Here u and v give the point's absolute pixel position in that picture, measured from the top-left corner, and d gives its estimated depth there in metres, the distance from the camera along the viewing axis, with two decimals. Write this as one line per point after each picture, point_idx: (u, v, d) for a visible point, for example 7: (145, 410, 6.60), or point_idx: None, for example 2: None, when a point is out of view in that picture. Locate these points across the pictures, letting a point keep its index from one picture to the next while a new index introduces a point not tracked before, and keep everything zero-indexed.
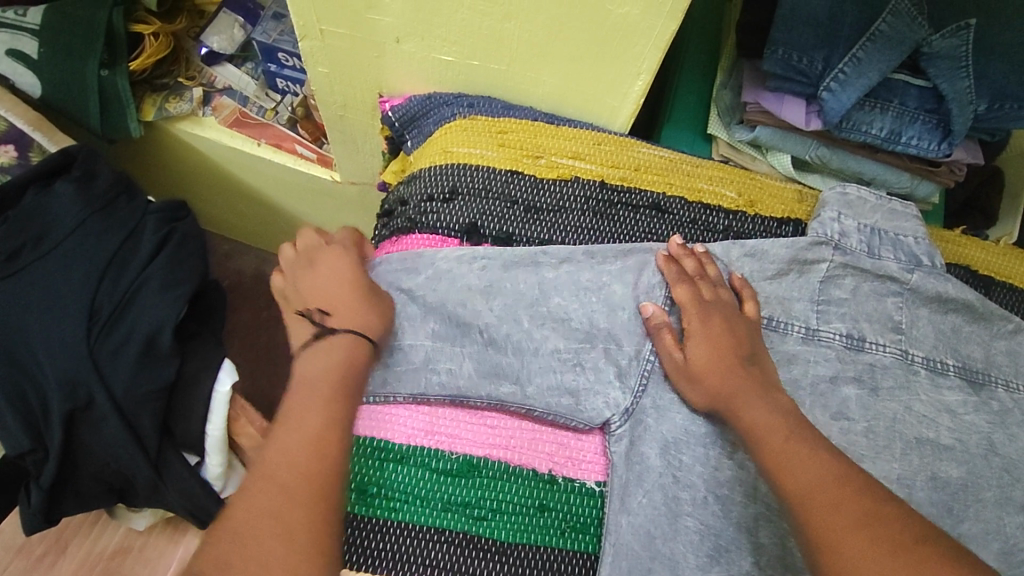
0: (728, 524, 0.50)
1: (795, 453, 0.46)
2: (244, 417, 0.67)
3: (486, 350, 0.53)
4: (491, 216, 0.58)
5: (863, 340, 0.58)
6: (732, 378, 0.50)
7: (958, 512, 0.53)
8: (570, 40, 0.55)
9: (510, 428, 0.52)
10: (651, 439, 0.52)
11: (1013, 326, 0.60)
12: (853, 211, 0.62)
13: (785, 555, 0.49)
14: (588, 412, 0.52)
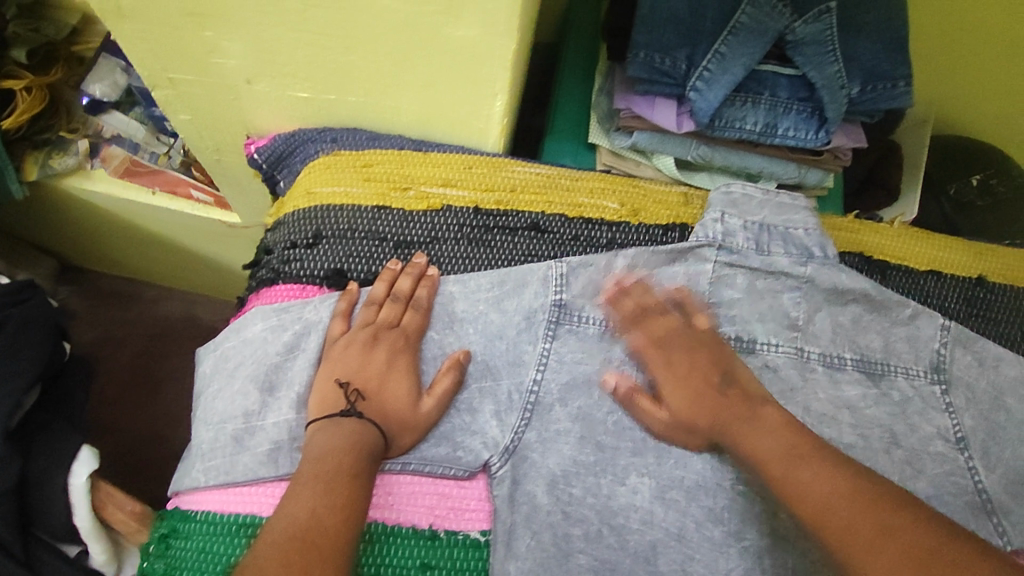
0: (624, 555, 0.49)
1: (795, 479, 0.45)
2: (109, 505, 0.56)
3: None
4: (358, 258, 0.55)
5: (754, 342, 0.56)
6: (710, 411, 0.51)
7: None
8: (416, 67, 0.52)
9: (388, 483, 0.49)
10: (539, 475, 0.50)
11: (911, 312, 0.58)
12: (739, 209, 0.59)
13: None
14: (466, 456, 0.50)
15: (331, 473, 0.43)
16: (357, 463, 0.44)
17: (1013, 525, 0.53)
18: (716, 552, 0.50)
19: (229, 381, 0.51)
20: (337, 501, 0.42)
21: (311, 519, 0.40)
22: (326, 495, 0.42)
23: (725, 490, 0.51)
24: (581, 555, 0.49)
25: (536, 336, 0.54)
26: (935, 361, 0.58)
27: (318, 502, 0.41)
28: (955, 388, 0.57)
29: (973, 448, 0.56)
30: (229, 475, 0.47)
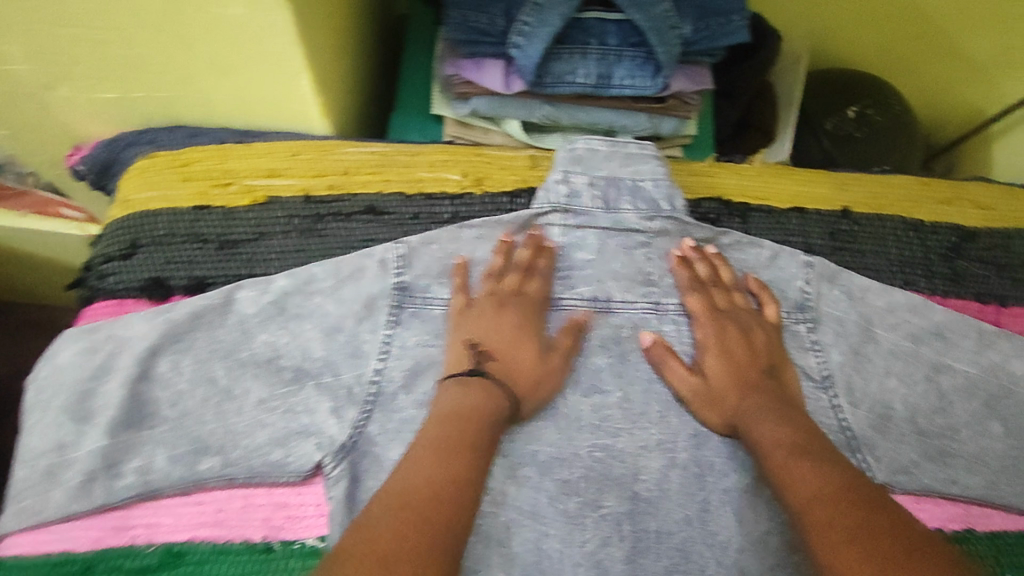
0: (475, 541, 0.47)
1: (795, 467, 0.43)
2: None
3: (182, 423, 0.47)
4: (180, 263, 0.52)
5: (608, 301, 0.54)
6: (747, 391, 0.50)
7: (721, 467, 0.51)
8: (203, 49, 0.48)
9: (218, 501, 0.47)
10: (383, 469, 0.48)
11: (767, 253, 0.57)
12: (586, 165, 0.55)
13: (541, 559, 0.47)
14: (296, 461, 0.47)
15: (431, 458, 0.41)
16: (483, 421, 0.45)
17: (879, 460, 0.53)
18: (572, 526, 0.48)
19: (40, 413, 0.47)
20: (467, 450, 0.42)
21: (393, 507, 0.37)
22: (443, 463, 0.41)
23: (581, 461, 0.50)
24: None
25: (378, 324, 0.51)
26: (801, 302, 0.56)
27: (468, 458, 0.42)
28: (822, 324, 0.56)
29: (839, 385, 0.54)
30: (37, 513, 0.45)
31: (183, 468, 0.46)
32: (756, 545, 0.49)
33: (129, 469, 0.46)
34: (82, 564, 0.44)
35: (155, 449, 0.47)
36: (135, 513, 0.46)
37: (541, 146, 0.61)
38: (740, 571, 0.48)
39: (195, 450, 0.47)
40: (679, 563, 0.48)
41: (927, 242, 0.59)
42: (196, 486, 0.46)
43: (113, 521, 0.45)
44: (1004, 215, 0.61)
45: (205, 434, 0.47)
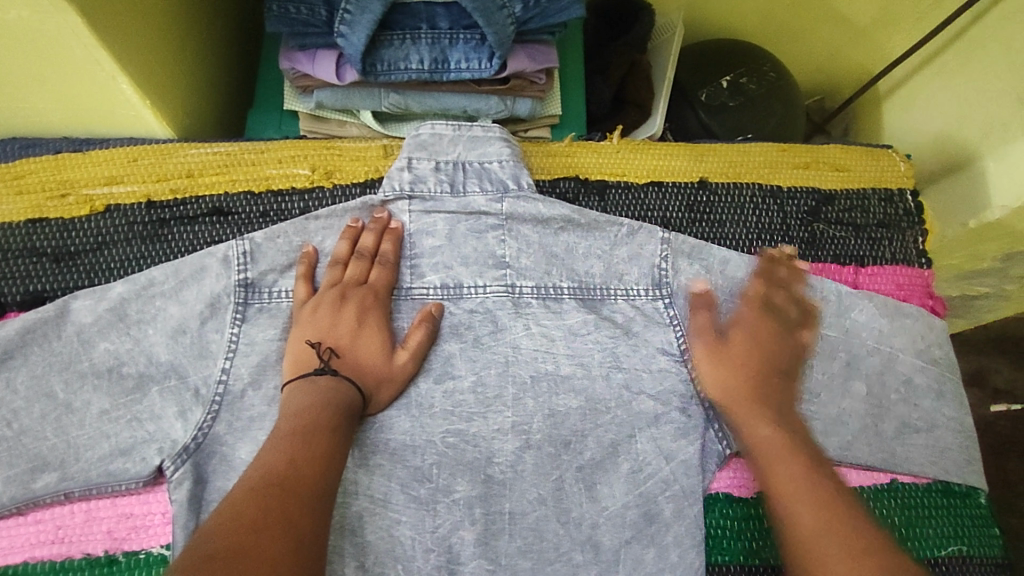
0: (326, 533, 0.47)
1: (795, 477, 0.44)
2: None
3: (19, 441, 0.47)
4: (14, 279, 0.50)
5: (459, 287, 0.54)
6: (732, 375, 0.50)
7: (577, 444, 0.51)
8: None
9: (56, 517, 0.47)
10: (231, 470, 0.48)
11: (626, 230, 0.56)
12: (430, 151, 0.56)
13: (395, 547, 0.48)
14: (132, 470, 0.46)
15: (292, 439, 0.42)
16: (336, 406, 0.45)
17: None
18: (425, 511, 0.49)
19: None
20: (324, 432, 0.43)
21: (260, 491, 0.38)
22: (306, 445, 0.42)
23: (434, 447, 0.50)
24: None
25: (223, 323, 0.50)
26: (657, 277, 0.56)
27: (317, 446, 0.42)
28: (678, 296, 0.55)
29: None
30: None
31: (22, 484, 0.46)
32: (609, 519, 0.50)
33: None
34: None
35: None
36: None
37: (396, 135, 0.60)
38: (595, 545, 0.50)
39: (36, 465, 0.46)
40: (533, 541, 0.49)
41: (784, 207, 0.59)
42: (32, 505, 0.46)
43: None
44: (863, 177, 0.61)
45: (45, 450, 0.47)
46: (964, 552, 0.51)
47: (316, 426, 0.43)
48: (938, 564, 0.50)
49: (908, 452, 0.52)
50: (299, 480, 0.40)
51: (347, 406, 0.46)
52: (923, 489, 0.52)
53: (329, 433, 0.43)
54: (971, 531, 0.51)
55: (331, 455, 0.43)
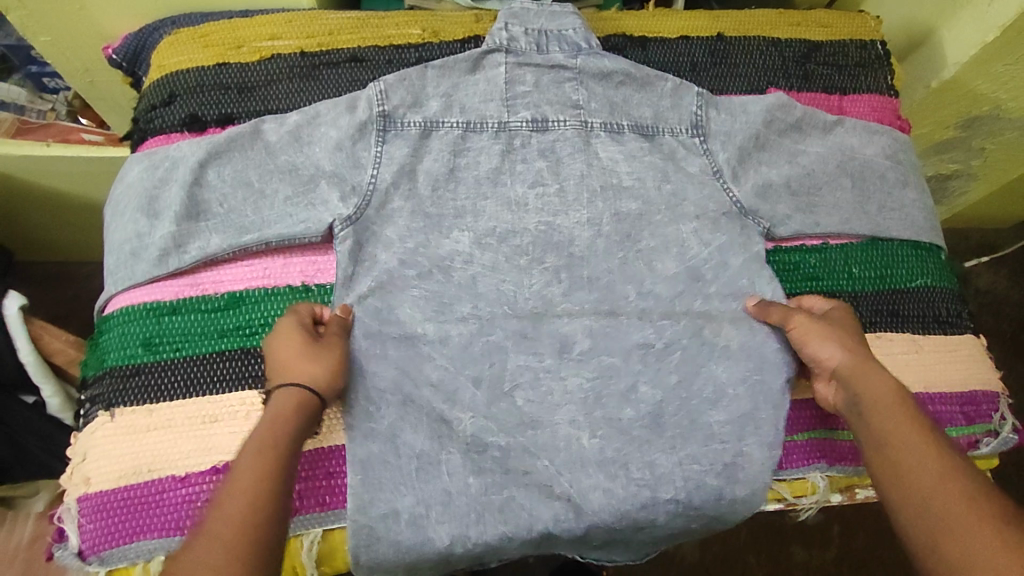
0: (450, 284, 0.66)
1: (911, 448, 0.52)
2: (47, 334, 0.67)
3: (229, 216, 0.63)
4: (210, 105, 0.68)
5: (546, 120, 0.71)
6: (874, 375, 0.56)
7: (636, 234, 0.69)
8: None
9: (264, 263, 0.63)
10: (378, 241, 0.66)
11: (671, 85, 0.71)
12: (521, 20, 0.71)
13: (506, 291, 0.67)
14: (313, 225, 0.63)
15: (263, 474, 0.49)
16: (279, 424, 0.52)
17: (765, 217, 0.69)
18: (522, 272, 0.68)
19: (121, 217, 0.64)
20: (263, 450, 0.50)
21: (255, 510, 0.47)
22: (264, 460, 0.50)
23: (529, 231, 0.69)
24: (415, 288, 0.66)
25: (370, 143, 0.66)
26: (695, 121, 0.71)
27: (267, 467, 0.49)
28: (711, 137, 0.71)
29: (727, 176, 0.70)
30: (127, 283, 0.61)
31: (234, 240, 0.62)
32: (662, 277, 0.68)
33: (192, 247, 0.62)
34: (169, 308, 0.60)
35: (211, 234, 0.62)
36: (203, 275, 0.62)
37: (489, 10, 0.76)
38: (655, 294, 0.68)
39: (243, 232, 0.63)
40: (602, 290, 0.68)
41: (784, 53, 0.77)
42: (246, 254, 0.63)
43: (186, 281, 0.61)
44: (843, 30, 0.79)
45: (247, 223, 0.63)
46: (930, 284, 0.67)
47: (260, 443, 0.51)
48: (911, 291, 0.67)
49: (888, 223, 0.70)
50: (253, 490, 0.48)
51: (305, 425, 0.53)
52: (898, 245, 0.69)
53: (259, 451, 0.50)
54: (934, 271, 0.68)
55: (280, 456, 0.50)
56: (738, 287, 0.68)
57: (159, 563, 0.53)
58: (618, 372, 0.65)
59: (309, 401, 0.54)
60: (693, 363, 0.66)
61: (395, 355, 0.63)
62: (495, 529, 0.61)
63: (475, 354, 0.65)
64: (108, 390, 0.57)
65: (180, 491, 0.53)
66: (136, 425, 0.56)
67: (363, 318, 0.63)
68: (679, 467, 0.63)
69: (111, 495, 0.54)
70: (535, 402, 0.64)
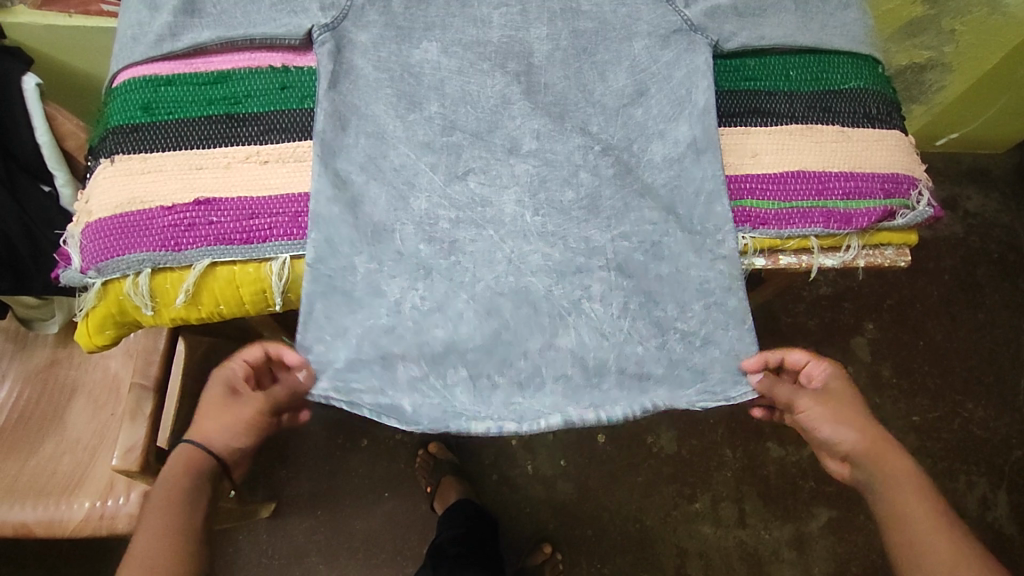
0: (418, 88, 0.69)
1: (918, 517, 0.60)
2: (61, 118, 0.76)
3: (219, 17, 0.69)
4: None
5: None
6: (891, 458, 0.62)
7: (591, 49, 0.71)
8: None
9: (246, 54, 0.69)
10: (354, 48, 0.69)
11: None
12: None
13: (467, 92, 0.69)
14: (292, 31, 0.68)
15: (166, 508, 0.60)
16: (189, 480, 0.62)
17: (713, 33, 0.71)
18: (484, 76, 0.69)
19: (126, 8, 0.71)
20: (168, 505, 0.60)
21: (159, 544, 0.58)
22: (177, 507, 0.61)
23: (492, 42, 0.70)
24: (388, 90, 0.68)
25: None
26: None
27: (166, 525, 0.59)
28: None
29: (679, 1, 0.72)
30: (130, 60, 0.68)
31: (219, 33, 0.68)
32: (612, 88, 0.70)
33: (184, 37, 0.68)
34: (166, 80, 0.68)
35: (201, 29, 0.69)
36: (195, 59, 0.69)
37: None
38: (602, 104, 0.69)
39: (228, 27, 0.68)
40: (555, 102, 0.69)
41: None
42: (231, 47, 0.69)
43: (182, 62, 0.69)
44: None
45: (232, 22, 0.69)
46: (862, 87, 0.72)
47: (174, 489, 0.61)
48: (843, 93, 0.71)
49: (831, 37, 0.73)
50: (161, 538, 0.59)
51: (198, 479, 0.62)
52: (840, 55, 0.73)
53: (171, 500, 0.61)
54: (868, 77, 0.73)
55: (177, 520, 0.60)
56: (679, 98, 0.69)
57: (148, 276, 0.61)
58: (561, 164, 0.67)
59: (203, 460, 0.63)
60: (631, 155, 0.69)
61: (362, 149, 0.66)
62: (441, 288, 0.64)
63: (436, 146, 0.67)
64: (111, 143, 0.65)
65: (166, 217, 0.61)
66: (133, 169, 0.64)
67: (339, 110, 0.67)
68: (610, 243, 0.66)
69: (109, 219, 0.62)
70: (486, 184, 0.67)
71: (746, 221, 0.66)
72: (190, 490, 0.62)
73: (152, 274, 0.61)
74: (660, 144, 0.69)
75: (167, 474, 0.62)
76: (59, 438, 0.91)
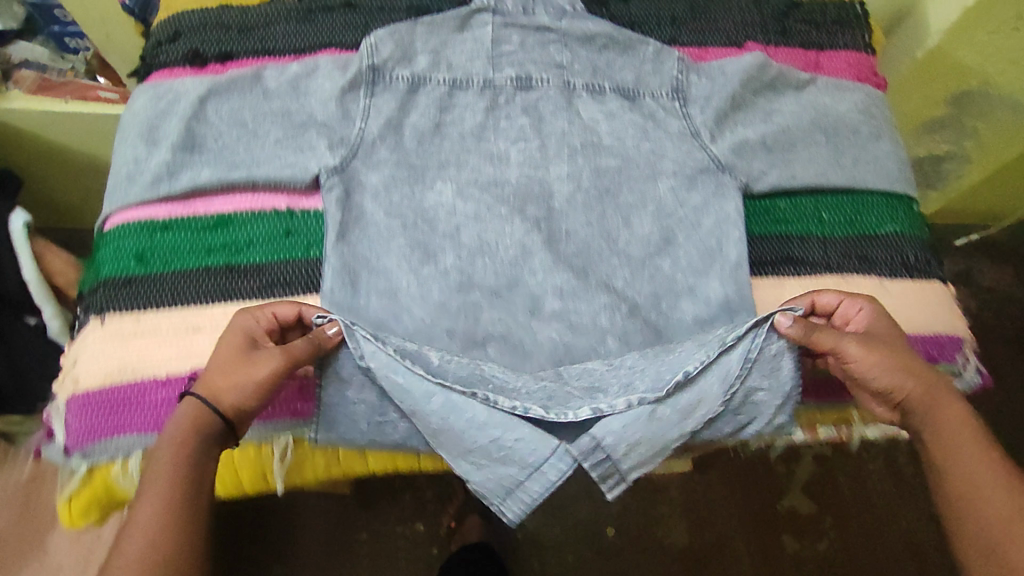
0: (435, 235, 0.65)
1: (968, 460, 0.53)
2: (49, 255, 0.74)
3: (222, 154, 0.65)
4: (210, 42, 0.70)
5: (530, 79, 0.70)
6: (909, 374, 0.56)
7: (615, 189, 0.68)
8: None
9: (247, 197, 0.65)
10: (365, 190, 0.65)
11: (651, 48, 0.72)
12: None
13: (484, 241, 0.65)
14: (301, 177, 0.64)
15: (175, 469, 0.49)
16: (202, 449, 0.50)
17: (743, 174, 0.68)
18: (503, 222, 0.65)
19: (122, 141, 0.66)
20: (176, 478, 0.49)
21: (160, 541, 0.46)
22: (189, 486, 0.49)
23: (511, 183, 0.67)
24: (401, 239, 0.64)
25: (359, 96, 0.68)
26: (675, 86, 0.71)
27: (166, 503, 0.47)
28: (690, 102, 0.71)
29: (705, 136, 0.69)
30: (125, 201, 0.64)
31: (222, 175, 0.64)
32: (637, 234, 0.66)
33: (184, 177, 0.64)
34: (163, 225, 0.63)
35: (203, 167, 0.64)
36: (194, 200, 0.65)
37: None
38: (627, 253, 0.66)
39: (232, 167, 0.64)
40: (577, 250, 0.66)
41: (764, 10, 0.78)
42: (234, 191, 0.65)
43: (179, 203, 0.64)
44: None
45: (237, 159, 0.65)
46: (898, 231, 0.69)
47: (183, 476, 0.49)
48: (879, 238, 0.69)
49: (864, 176, 0.70)
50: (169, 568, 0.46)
51: (207, 438, 0.51)
52: (878, 195, 0.70)
53: (177, 490, 0.48)
54: (904, 219, 0.70)
55: (185, 510, 0.48)
56: (708, 247, 0.66)
57: (138, 457, 0.58)
58: (585, 323, 0.63)
59: (213, 421, 0.52)
60: (658, 310, 0.65)
61: (375, 309, 0.62)
62: None
63: (453, 306, 0.63)
64: (103, 297, 0.61)
65: (159, 393, 0.58)
66: (126, 332, 0.60)
67: (349, 264, 0.63)
68: None
69: (97, 393, 0.58)
70: (507, 349, 0.62)
71: None
72: (206, 462, 0.50)
73: (142, 458, 0.57)
74: (689, 300, 0.65)
75: (174, 429, 0.50)
76: (38, 566, 0.89)
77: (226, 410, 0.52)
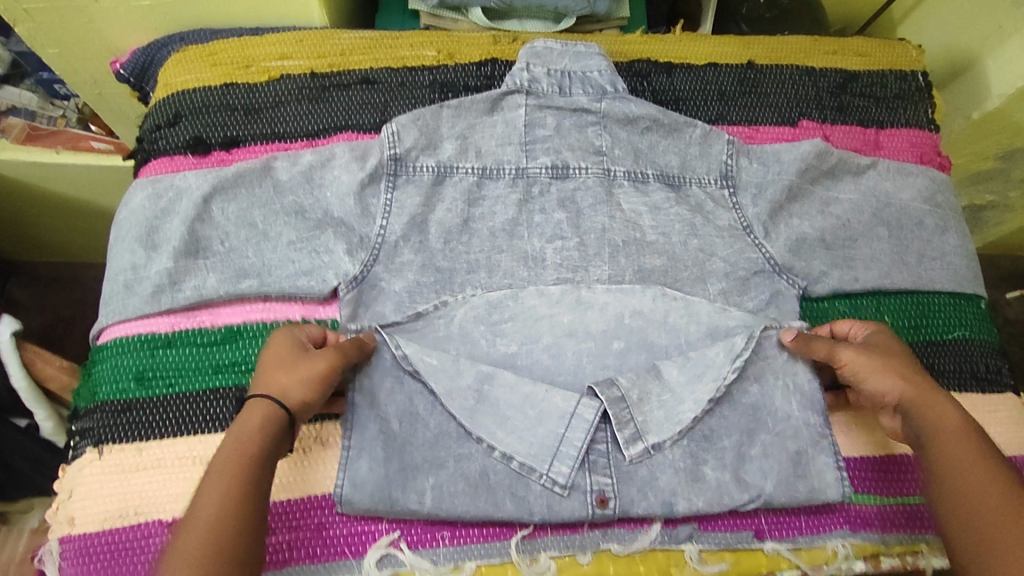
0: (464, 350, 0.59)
1: (960, 465, 0.49)
2: (40, 359, 0.71)
3: (229, 258, 0.59)
4: (214, 127, 0.65)
5: (566, 167, 0.64)
6: (910, 388, 0.53)
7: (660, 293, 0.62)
8: None
9: (257, 307, 0.59)
10: (387, 299, 0.59)
11: (699, 131, 0.65)
12: (543, 60, 0.65)
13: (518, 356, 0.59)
14: (317, 286, 0.58)
15: (240, 480, 0.45)
16: (262, 460, 0.47)
17: (800, 276, 0.62)
18: (539, 335, 0.59)
19: (120, 243, 0.60)
20: (240, 484, 0.45)
21: (216, 537, 0.43)
22: (244, 470, 0.46)
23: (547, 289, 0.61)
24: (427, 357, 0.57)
25: (380, 190, 0.61)
26: (724, 172, 0.65)
27: (225, 508, 0.44)
28: (742, 190, 0.64)
29: (758, 231, 0.63)
30: (122, 314, 0.58)
31: (229, 285, 0.58)
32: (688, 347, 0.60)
33: (187, 286, 0.58)
34: (165, 339, 0.58)
35: (207, 274, 0.58)
36: (198, 310, 0.59)
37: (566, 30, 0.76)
38: None
39: (239, 275, 0.58)
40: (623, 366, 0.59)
41: (817, 83, 0.72)
42: (243, 300, 0.59)
43: (182, 314, 0.58)
44: (881, 59, 0.74)
45: (246, 265, 0.59)
46: (967, 336, 0.64)
47: (247, 485, 0.45)
48: (947, 344, 0.64)
49: (929, 275, 0.64)
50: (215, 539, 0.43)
51: (271, 439, 0.48)
52: (943, 295, 0.65)
53: (241, 497, 0.45)
54: (971, 321, 0.65)
55: (253, 504, 0.45)
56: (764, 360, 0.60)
57: None
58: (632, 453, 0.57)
59: (277, 417, 0.49)
60: None
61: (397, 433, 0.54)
62: None
63: None
64: (98, 424, 0.55)
65: (163, 538, 0.52)
66: (126, 465, 0.54)
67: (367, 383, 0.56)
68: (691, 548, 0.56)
69: (94, 539, 0.52)
70: None
71: (846, 522, 0.58)
72: (269, 456, 0.48)
73: None
74: None
75: (238, 431, 0.48)
76: None
77: (293, 406, 0.50)
